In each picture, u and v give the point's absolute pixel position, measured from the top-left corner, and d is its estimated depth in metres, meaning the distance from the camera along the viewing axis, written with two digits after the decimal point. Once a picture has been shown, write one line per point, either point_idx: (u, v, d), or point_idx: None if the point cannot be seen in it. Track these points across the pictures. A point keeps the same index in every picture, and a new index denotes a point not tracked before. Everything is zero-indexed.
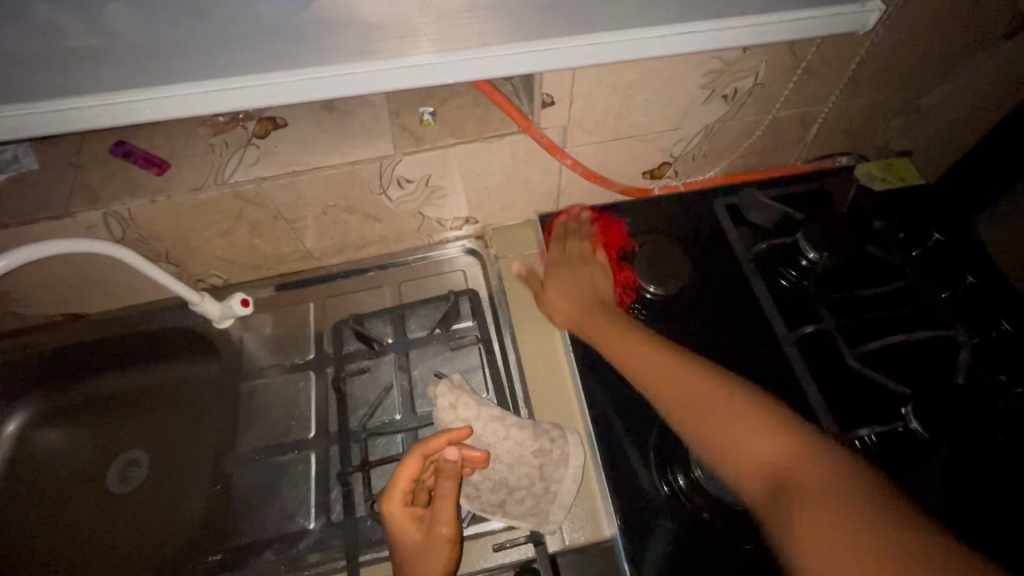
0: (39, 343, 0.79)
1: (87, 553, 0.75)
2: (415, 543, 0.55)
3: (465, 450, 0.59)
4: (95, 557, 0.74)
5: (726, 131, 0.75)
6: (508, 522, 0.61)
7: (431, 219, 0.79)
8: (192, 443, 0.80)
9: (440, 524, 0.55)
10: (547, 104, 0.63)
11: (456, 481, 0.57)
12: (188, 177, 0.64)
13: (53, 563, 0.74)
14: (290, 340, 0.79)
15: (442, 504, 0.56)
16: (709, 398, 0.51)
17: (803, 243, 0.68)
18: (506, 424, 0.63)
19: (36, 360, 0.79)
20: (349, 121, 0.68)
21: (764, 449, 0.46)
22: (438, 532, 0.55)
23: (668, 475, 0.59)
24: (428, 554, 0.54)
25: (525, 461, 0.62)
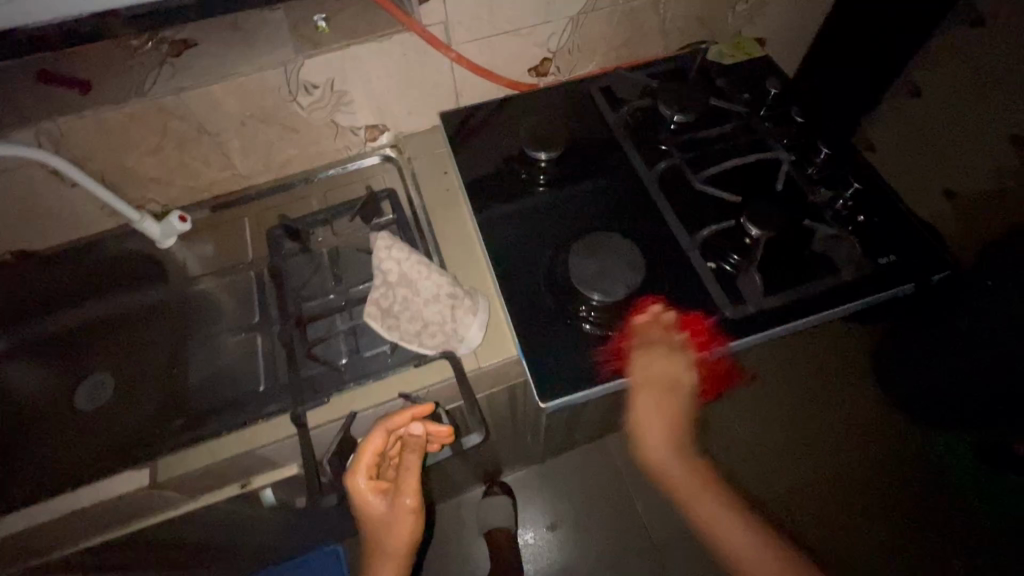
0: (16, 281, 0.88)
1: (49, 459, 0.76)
2: (383, 515, 0.66)
3: (430, 426, 0.66)
4: (57, 459, 0.76)
5: (590, 23, 0.87)
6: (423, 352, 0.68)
7: (345, 128, 0.88)
8: (155, 356, 0.85)
9: (404, 500, 0.66)
10: (422, 0, 0.74)
11: (421, 452, 0.67)
12: (111, 94, 0.72)
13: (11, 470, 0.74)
14: (230, 250, 0.88)
15: (405, 477, 0.67)
16: (694, 493, 0.67)
17: (662, 106, 0.82)
18: (428, 266, 0.69)
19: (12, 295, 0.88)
20: (253, 36, 0.77)
21: (727, 535, 0.64)
22: (400, 501, 0.66)
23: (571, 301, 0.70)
24: (394, 525, 0.67)
25: (441, 300, 0.68)
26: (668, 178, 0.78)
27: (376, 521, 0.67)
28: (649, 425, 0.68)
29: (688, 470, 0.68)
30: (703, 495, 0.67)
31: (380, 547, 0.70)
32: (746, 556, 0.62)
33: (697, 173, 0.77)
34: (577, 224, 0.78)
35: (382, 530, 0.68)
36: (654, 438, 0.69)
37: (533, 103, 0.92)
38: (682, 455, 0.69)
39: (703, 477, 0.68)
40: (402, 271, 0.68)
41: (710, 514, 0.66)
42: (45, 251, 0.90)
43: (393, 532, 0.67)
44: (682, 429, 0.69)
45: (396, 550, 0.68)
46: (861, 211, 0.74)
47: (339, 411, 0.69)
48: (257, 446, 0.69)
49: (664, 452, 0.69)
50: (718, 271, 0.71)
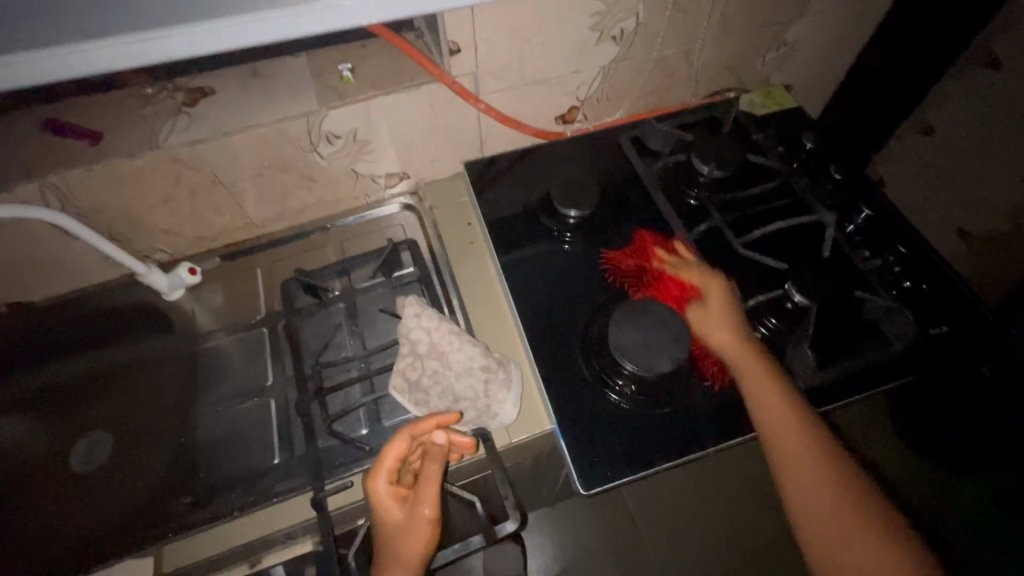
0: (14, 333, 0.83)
1: (48, 531, 0.72)
2: (398, 524, 0.58)
3: (455, 435, 0.61)
4: (55, 533, 0.72)
5: (621, 72, 0.84)
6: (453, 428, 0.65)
7: (365, 176, 0.84)
8: (155, 415, 0.80)
9: (422, 510, 0.59)
10: (454, 52, 0.71)
11: (443, 462, 0.61)
12: (122, 146, 0.68)
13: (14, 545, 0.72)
14: (241, 303, 0.84)
15: (426, 487, 0.60)
16: (832, 514, 0.53)
17: (698, 162, 0.78)
18: (461, 337, 0.65)
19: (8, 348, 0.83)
20: (274, 85, 0.73)
21: (829, 513, 0.53)
22: (417, 513, 0.59)
23: (609, 374, 0.66)
24: (405, 539, 0.58)
25: (472, 373, 0.65)
26: (707, 237, 0.75)
27: (385, 532, 0.59)
28: (738, 342, 0.64)
29: (768, 379, 0.61)
30: (783, 406, 0.59)
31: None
32: (828, 515, 0.53)
33: (739, 235, 0.73)
34: (611, 287, 0.75)
35: (391, 543, 0.59)
36: (766, 389, 0.61)
37: (559, 152, 0.89)
38: (798, 407, 0.60)
39: (805, 436, 0.57)
40: (431, 342, 0.64)
41: (780, 433, 0.58)
42: (46, 298, 0.84)
43: (403, 548, 0.58)
44: (788, 386, 0.61)
45: (404, 560, 0.58)
46: (908, 276, 0.72)
47: (361, 488, 0.65)
48: (273, 528, 0.64)
49: (770, 381, 0.61)
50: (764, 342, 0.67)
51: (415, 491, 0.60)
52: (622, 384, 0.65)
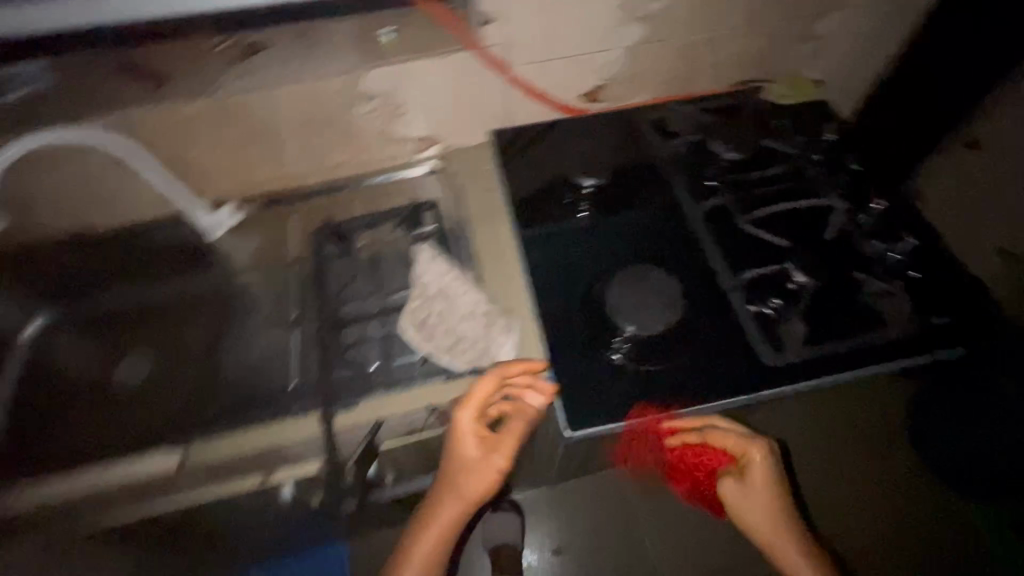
0: (66, 258, 0.90)
1: (87, 436, 0.81)
2: (473, 460, 0.65)
3: (535, 385, 0.67)
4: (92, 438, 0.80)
5: (648, 54, 0.87)
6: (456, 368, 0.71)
7: (397, 138, 0.90)
8: (188, 344, 0.88)
9: (502, 450, 0.65)
10: (486, 22, 0.76)
11: (526, 420, 0.66)
12: (184, 89, 0.76)
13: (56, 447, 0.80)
14: (275, 248, 0.91)
15: (506, 437, 0.66)
16: None
17: (713, 145, 0.84)
18: (467, 285, 0.77)
19: (65, 273, 0.91)
20: (321, 45, 0.80)
21: None
22: (493, 451, 0.65)
23: (608, 330, 0.70)
24: (474, 475, 0.65)
25: (476, 316, 0.75)
26: (716, 215, 0.78)
27: (461, 471, 0.65)
28: (752, 502, 0.67)
29: (766, 513, 0.67)
30: (786, 546, 0.66)
31: (429, 558, 0.65)
32: None
33: (746, 212, 0.78)
34: (616, 252, 0.78)
35: (459, 475, 0.66)
36: (774, 537, 0.66)
37: (583, 127, 0.92)
38: (798, 535, 0.66)
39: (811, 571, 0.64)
40: (444, 285, 0.77)
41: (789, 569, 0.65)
42: (105, 229, 0.91)
43: (471, 481, 0.65)
44: (781, 519, 0.67)
45: (469, 490, 0.65)
46: (913, 267, 0.73)
47: (366, 416, 0.69)
48: (280, 444, 0.70)
49: (771, 521, 0.66)
50: (760, 315, 0.70)
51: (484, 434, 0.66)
52: (621, 342, 0.69)
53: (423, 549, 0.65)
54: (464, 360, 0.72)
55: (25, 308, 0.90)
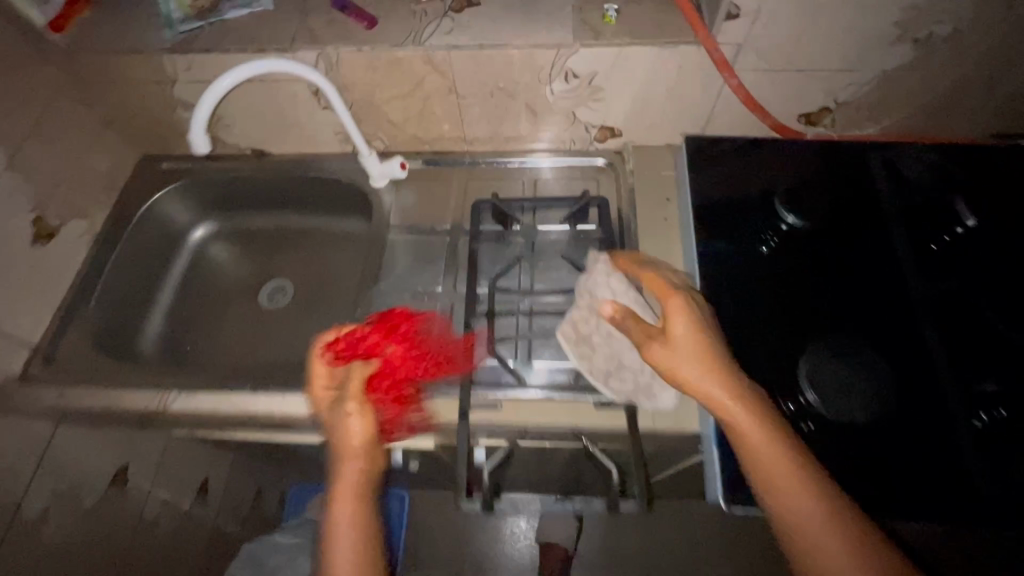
0: (234, 172, 0.92)
1: (238, 341, 0.89)
2: (714, 398, 0.54)
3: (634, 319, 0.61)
4: (243, 346, 0.89)
5: (903, 81, 0.73)
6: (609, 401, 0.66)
7: (581, 122, 0.83)
8: (333, 280, 0.93)
9: (733, 396, 0.53)
10: (731, 17, 0.66)
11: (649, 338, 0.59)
12: (392, 35, 0.73)
13: (214, 346, 0.89)
14: (431, 211, 0.88)
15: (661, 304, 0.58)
16: (816, 525, 0.49)
17: (963, 209, 0.70)
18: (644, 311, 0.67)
19: (232, 189, 0.94)
20: (535, 10, 0.73)
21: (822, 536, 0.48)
22: (725, 389, 0.53)
23: (787, 394, 0.60)
24: (701, 353, 0.55)
25: (644, 353, 0.67)
26: (949, 300, 0.65)
27: (677, 373, 0.55)
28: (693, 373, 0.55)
29: (767, 446, 0.51)
30: (790, 481, 0.50)
31: (362, 538, 0.54)
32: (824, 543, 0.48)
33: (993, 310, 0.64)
34: (809, 313, 0.65)
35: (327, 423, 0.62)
36: (766, 462, 0.51)
37: (791, 151, 0.79)
38: (806, 475, 0.51)
39: (826, 525, 0.48)
40: (620, 306, 0.67)
41: (806, 527, 0.49)
42: (278, 153, 0.92)
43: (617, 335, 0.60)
44: (780, 448, 0.51)
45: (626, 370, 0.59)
46: None
47: (507, 413, 0.68)
48: (414, 419, 0.68)
49: (772, 453, 0.51)
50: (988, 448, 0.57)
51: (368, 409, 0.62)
52: (789, 406, 0.59)
53: (342, 519, 0.55)
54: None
55: (194, 215, 0.96)
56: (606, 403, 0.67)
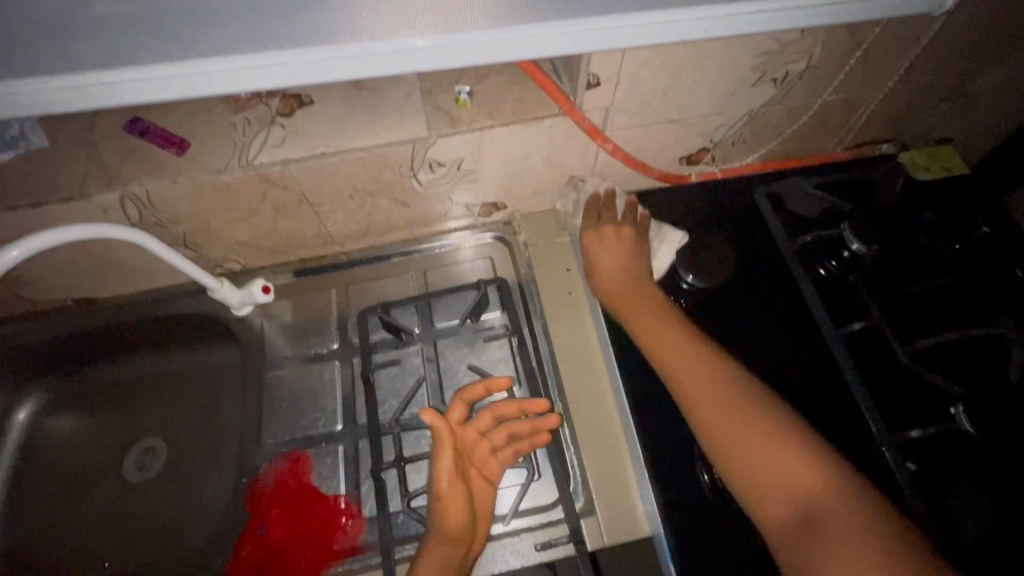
0: (53, 330, 0.74)
1: (105, 538, 0.73)
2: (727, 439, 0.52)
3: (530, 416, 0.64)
4: (114, 542, 0.73)
5: (769, 116, 0.72)
6: (551, 518, 0.62)
7: (459, 203, 0.76)
8: (210, 432, 0.78)
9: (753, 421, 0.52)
10: (592, 85, 0.60)
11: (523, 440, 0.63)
12: (211, 158, 0.61)
13: (79, 553, 0.72)
14: (311, 329, 0.77)
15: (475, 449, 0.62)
16: (747, 440, 0.51)
17: (847, 235, 0.66)
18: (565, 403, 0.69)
19: (55, 350, 0.76)
20: (378, 100, 0.64)
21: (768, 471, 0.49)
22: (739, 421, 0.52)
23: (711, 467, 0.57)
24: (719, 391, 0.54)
25: (569, 447, 0.66)
26: (857, 337, 0.63)
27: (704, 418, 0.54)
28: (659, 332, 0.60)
29: (744, 430, 0.51)
30: (805, 473, 0.48)
31: None
32: (760, 460, 0.50)
33: (903, 343, 0.61)
34: None
35: (447, 462, 0.57)
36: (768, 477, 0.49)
37: (678, 199, 0.77)
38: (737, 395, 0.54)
39: (817, 479, 0.48)
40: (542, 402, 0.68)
41: (732, 448, 0.51)
42: (112, 298, 0.77)
43: (448, 509, 0.56)
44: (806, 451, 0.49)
45: (451, 530, 0.56)
46: None
47: None
48: None
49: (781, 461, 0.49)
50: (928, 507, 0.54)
51: (510, 464, 0.63)
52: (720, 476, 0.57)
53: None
54: (549, 497, 0.64)
55: (11, 392, 0.76)
56: (549, 544, 0.60)
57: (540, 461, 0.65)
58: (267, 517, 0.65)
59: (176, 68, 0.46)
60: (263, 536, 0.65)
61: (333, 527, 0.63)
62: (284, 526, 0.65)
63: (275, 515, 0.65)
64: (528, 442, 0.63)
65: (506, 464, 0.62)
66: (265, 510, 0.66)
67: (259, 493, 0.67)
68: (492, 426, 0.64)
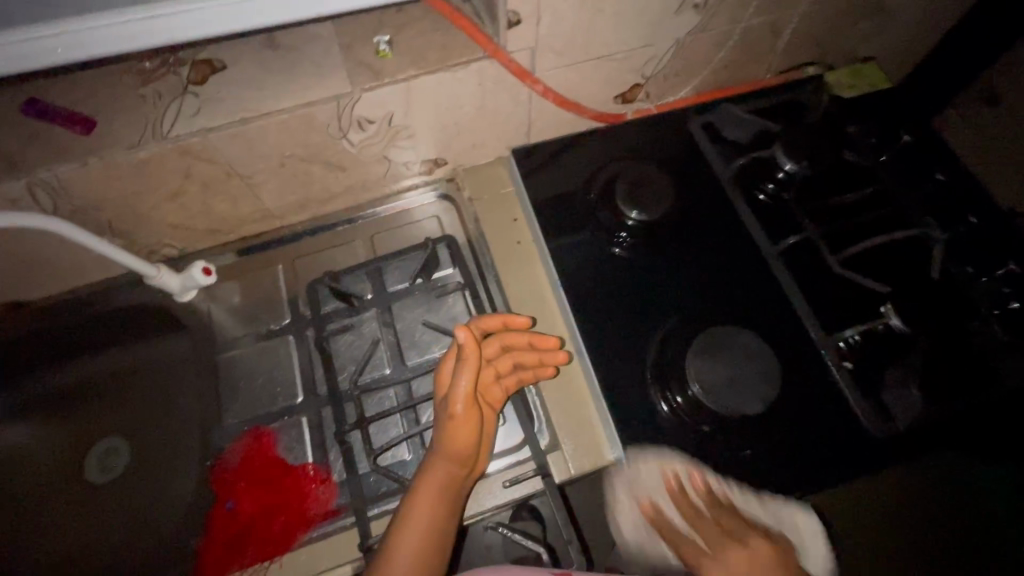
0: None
1: (74, 540, 0.72)
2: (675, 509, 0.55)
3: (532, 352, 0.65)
4: (84, 544, 0.71)
5: (697, 45, 0.72)
6: (518, 455, 0.64)
7: (398, 163, 0.74)
8: (170, 425, 0.75)
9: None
10: (513, 24, 0.59)
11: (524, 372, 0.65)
12: (123, 134, 0.57)
13: (49, 559, 0.71)
14: (261, 307, 0.75)
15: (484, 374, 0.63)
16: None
17: (780, 155, 0.68)
18: None
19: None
20: (296, 59, 0.61)
21: None
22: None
23: (668, 394, 0.60)
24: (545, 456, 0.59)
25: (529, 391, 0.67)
26: (792, 254, 0.65)
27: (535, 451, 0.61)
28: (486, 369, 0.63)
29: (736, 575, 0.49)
30: None
31: (435, 531, 0.53)
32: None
33: (835, 251, 0.64)
34: (676, 310, 0.65)
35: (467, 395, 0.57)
36: None
37: (615, 139, 0.77)
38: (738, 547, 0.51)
39: None
40: None
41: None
42: (48, 299, 0.74)
43: (454, 435, 0.57)
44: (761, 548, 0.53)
45: (455, 450, 0.57)
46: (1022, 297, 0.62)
47: None
48: (317, 570, 0.59)
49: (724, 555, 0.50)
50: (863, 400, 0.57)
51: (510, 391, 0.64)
52: (679, 402, 0.59)
53: (422, 511, 0.53)
54: (517, 438, 0.65)
55: None
56: (515, 480, 0.62)
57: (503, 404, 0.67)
58: (235, 492, 0.65)
59: (104, 19, 0.47)
60: (232, 511, 0.65)
61: (304, 495, 0.63)
62: (252, 499, 0.65)
63: (242, 490, 0.65)
64: (530, 372, 0.65)
65: (508, 391, 0.64)
66: (231, 485, 0.66)
67: (223, 468, 0.67)
68: (499, 353, 0.64)
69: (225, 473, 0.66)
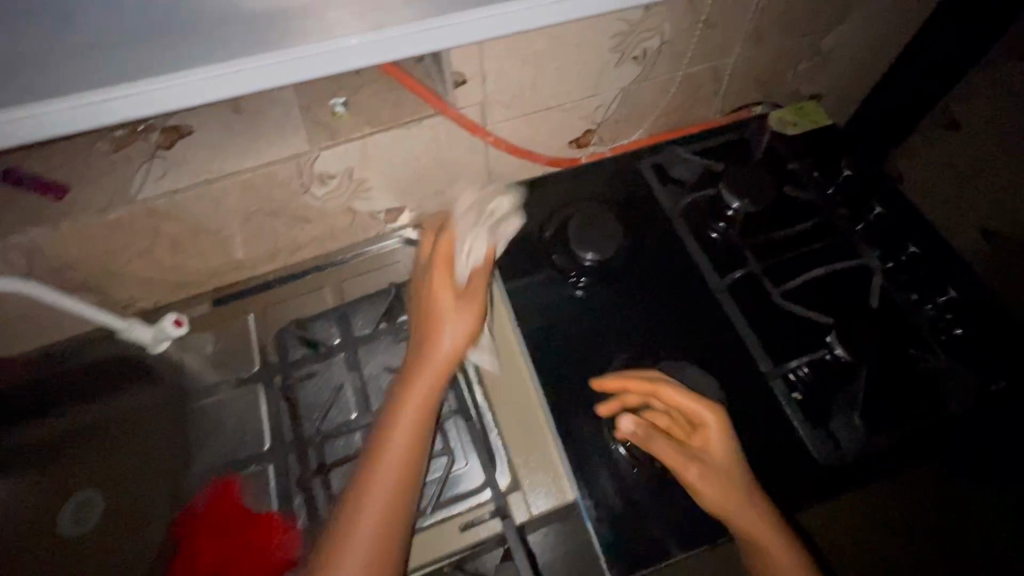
0: None
1: None
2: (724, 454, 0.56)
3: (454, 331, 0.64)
4: None
5: (641, 92, 0.76)
6: (477, 500, 0.63)
7: (363, 213, 0.78)
8: (146, 476, 0.76)
9: (733, 495, 0.55)
10: (460, 83, 0.63)
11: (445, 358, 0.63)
12: (93, 198, 0.61)
13: None
14: (233, 355, 0.77)
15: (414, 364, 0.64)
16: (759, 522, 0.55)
17: (727, 194, 0.70)
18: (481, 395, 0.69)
19: None
20: (258, 122, 0.65)
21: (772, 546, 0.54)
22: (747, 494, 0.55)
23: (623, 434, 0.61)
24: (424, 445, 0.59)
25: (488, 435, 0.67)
26: (740, 289, 0.68)
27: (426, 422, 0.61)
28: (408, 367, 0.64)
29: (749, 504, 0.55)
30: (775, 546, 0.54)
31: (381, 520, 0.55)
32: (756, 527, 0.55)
33: (778, 284, 0.67)
34: (631, 345, 0.66)
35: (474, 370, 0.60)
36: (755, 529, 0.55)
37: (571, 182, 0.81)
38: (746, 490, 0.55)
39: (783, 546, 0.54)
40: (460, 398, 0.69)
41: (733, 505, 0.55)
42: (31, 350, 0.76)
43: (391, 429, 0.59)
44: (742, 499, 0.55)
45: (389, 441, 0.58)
46: (962, 322, 0.64)
47: None
48: None
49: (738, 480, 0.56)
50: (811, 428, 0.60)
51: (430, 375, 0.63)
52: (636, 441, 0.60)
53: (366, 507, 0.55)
54: (476, 481, 0.65)
55: None
56: (469, 525, 0.62)
57: (461, 446, 0.67)
58: (203, 536, 0.68)
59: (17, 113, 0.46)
60: (198, 554, 0.68)
61: (266, 543, 0.65)
62: (215, 542, 0.68)
63: (208, 534, 0.68)
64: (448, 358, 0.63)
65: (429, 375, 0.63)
66: (199, 529, 0.69)
67: (192, 512, 0.70)
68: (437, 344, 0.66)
69: (192, 516, 0.70)
